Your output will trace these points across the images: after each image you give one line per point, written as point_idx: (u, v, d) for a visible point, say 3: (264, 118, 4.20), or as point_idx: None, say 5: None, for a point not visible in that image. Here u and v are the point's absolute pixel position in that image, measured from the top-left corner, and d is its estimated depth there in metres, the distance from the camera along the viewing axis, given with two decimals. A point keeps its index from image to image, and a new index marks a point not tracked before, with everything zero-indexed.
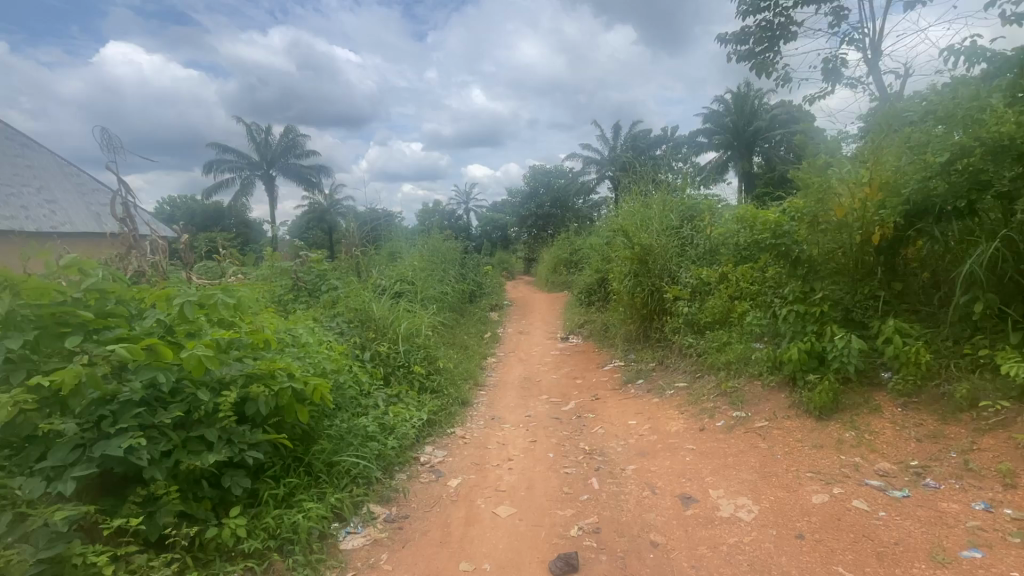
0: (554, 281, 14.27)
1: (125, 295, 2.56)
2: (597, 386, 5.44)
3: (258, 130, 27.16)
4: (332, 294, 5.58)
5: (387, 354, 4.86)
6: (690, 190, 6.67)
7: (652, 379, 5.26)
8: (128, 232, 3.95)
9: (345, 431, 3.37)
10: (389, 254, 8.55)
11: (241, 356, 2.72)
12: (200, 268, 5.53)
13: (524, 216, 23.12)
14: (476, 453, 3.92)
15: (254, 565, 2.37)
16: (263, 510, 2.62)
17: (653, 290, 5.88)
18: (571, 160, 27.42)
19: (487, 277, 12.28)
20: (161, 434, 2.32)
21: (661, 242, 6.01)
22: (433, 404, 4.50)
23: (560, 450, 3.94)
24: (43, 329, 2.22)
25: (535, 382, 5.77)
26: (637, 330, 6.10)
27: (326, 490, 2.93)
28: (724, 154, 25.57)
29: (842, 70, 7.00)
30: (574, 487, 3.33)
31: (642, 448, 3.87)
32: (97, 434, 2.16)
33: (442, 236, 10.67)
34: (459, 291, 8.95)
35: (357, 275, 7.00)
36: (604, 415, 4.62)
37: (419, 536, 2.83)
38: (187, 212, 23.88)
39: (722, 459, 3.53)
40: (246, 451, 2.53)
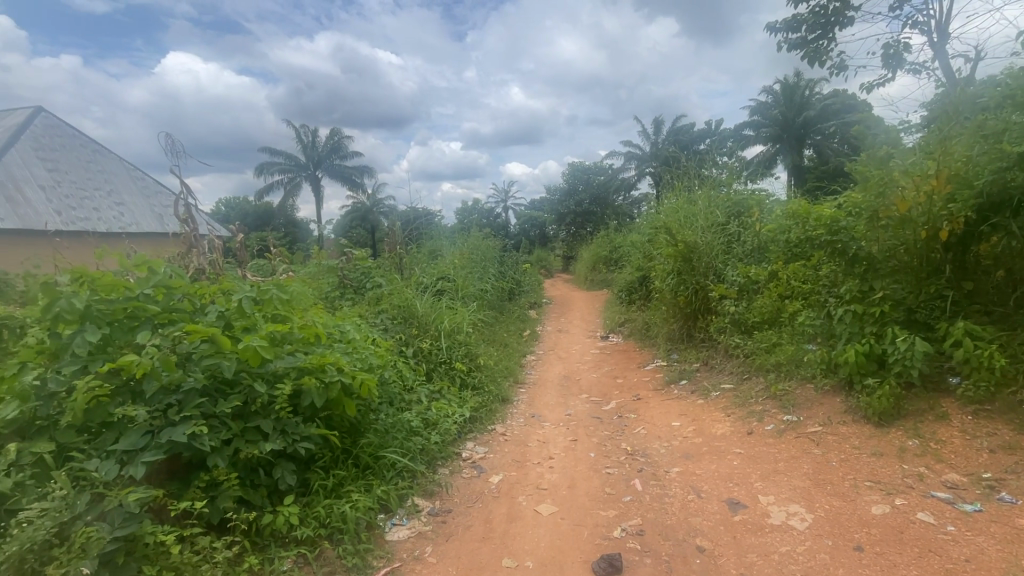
0: (594, 279, 14.11)
1: (189, 289, 2.68)
2: (639, 385, 5.34)
3: (305, 132, 28.16)
4: (376, 291, 5.72)
5: (429, 351, 4.95)
6: (737, 185, 6.45)
7: (696, 380, 5.13)
8: (189, 232, 4.15)
9: (390, 425, 3.44)
10: (430, 252, 8.70)
11: (294, 350, 2.81)
12: (253, 266, 5.78)
13: (563, 214, 22.98)
14: (517, 450, 3.93)
15: (306, 552, 2.47)
16: (315, 499, 2.72)
17: (697, 288, 5.72)
18: (611, 156, 27.02)
19: (526, 275, 12.27)
20: (222, 423, 2.44)
21: (706, 239, 5.83)
22: (475, 400, 4.55)
23: (601, 450, 3.90)
24: (115, 323, 2.37)
25: (575, 381, 5.73)
26: (680, 329, 5.95)
27: (373, 482, 3.01)
28: (772, 147, 24.56)
29: (904, 56, 6.58)
30: (616, 488, 3.29)
31: (687, 451, 3.78)
32: (164, 422, 2.30)
33: (482, 233, 10.76)
34: (498, 289, 8.98)
35: (399, 272, 7.14)
36: (646, 415, 4.54)
37: (463, 530, 2.87)
38: (240, 212, 25.07)
39: (772, 464, 3.40)
40: (299, 442, 2.63)
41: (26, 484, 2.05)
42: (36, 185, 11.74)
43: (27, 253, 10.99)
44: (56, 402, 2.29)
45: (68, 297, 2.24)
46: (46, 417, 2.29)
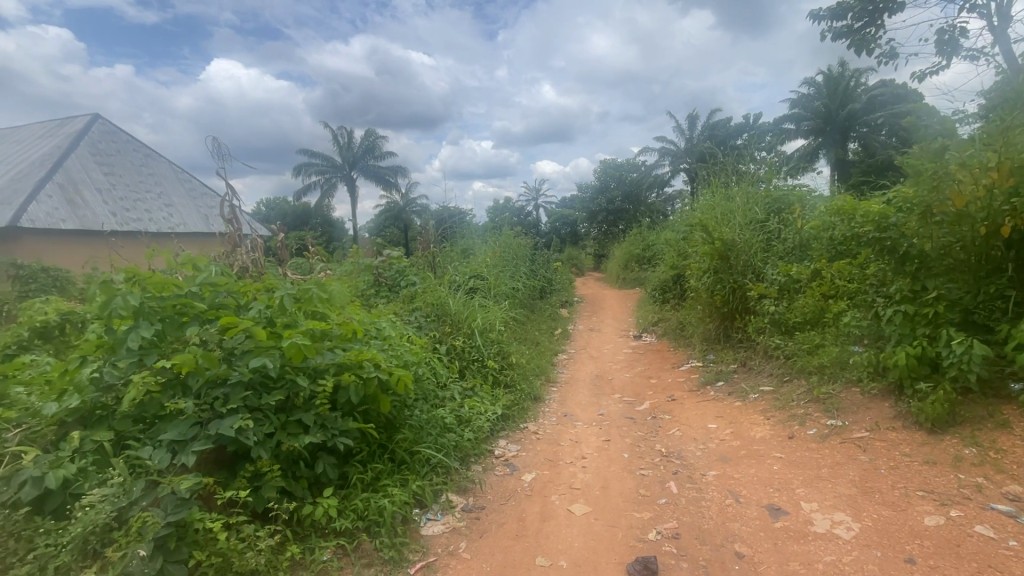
0: (626, 278, 13.92)
1: (234, 287, 2.78)
2: (673, 386, 5.24)
3: (341, 134, 28.86)
4: (410, 289, 5.80)
5: (462, 349, 5.00)
6: (777, 180, 6.23)
7: (733, 381, 4.99)
8: (234, 231, 4.33)
9: (425, 422, 3.49)
10: (462, 250, 8.78)
11: (333, 346, 2.89)
12: (292, 265, 5.97)
13: (595, 212, 22.77)
14: (550, 449, 3.93)
15: (344, 544, 2.53)
16: (353, 492, 2.78)
17: (735, 287, 5.56)
18: (644, 152, 26.57)
19: (557, 274, 12.21)
20: (265, 416, 2.53)
21: (744, 236, 5.65)
22: (507, 398, 4.57)
23: (635, 451, 3.85)
24: (166, 320, 2.47)
25: (607, 380, 5.67)
26: (717, 329, 5.81)
27: (408, 477, 3.06)
28: (814, 141, 23.63)
29: (961, 41, 6.21)
30: (651, 490, 3.24)
31: (724, 454, 3.68)
32: (212, 414, 2.40)
33: (513, 232, 10.79)
34: (530, 287, 8.98)
35: (432, 271, 7.23)
36: (681, 417, 4.45)
37: (496, 528, 2.88)
38: (279, 212, 25.93)
39: (816, 470, 3.28)
40: (338, 436, 2.70)
41: (87, 470, 2.18)
42: (94, 188, 12.45)
43: (87, 253, 11.68)
44: (114, 393, 2.43)
45: (124, 295, 2.36)
46: (105, 407, 2.42)
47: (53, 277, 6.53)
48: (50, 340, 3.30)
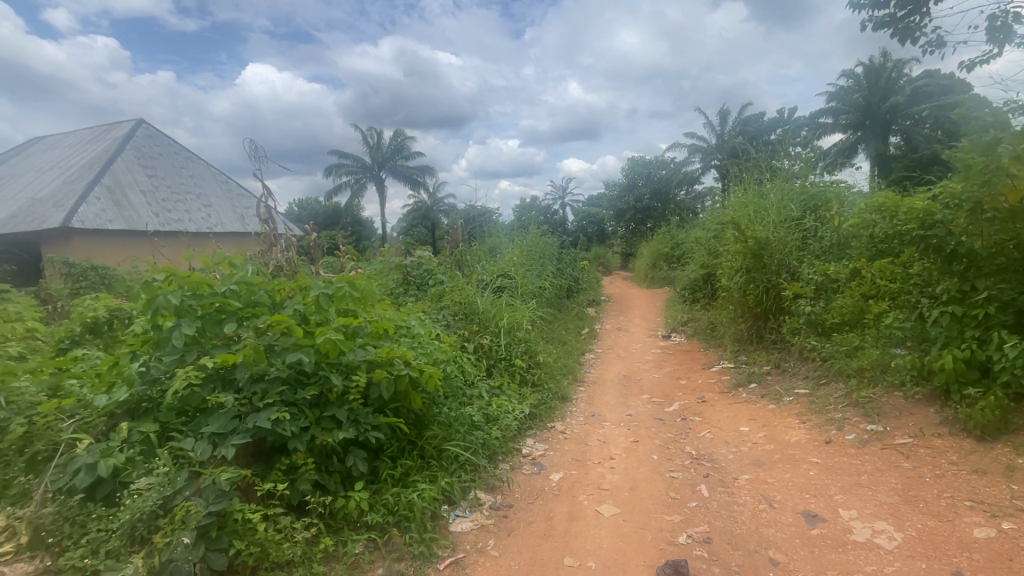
0: (654, 277, 13.70)
1: (270, 285, 2.85)
2: (704, 387, 5.14)
3: (370, 134, 29.34)
4: (438, 288, 5.85)
5: (490, 348, 5.02)
6: (814, 176, 5.93)
7: (767, 383, 4.86)
8: (269, 231, 4.46)
9: (454, 419, 3.52)
10: (489, 249, 8.81)
11: (365, 343, 2.94)
12: (324, 263, 6.11)
13: (622, 210, 22.51)
14: (577, 449, 3.91)
15: (376, 537, 2.58)
16: (383, 487, 2.83)
17: (769, 287, 5.41)
18: (673, 149, 26.08)
19: (584, 273, 12.12)
20: (300, 410, 2.60)
21: (779, 235, 5.49)
22: (535, 397, 4.57)
23: (665, 453, 3.80)
24: (206, 316, 2.56)
25: (635, 381, 5.60)
26: (749, 330, 5.67)
27: (437, 473, 3.09)
28: (852, 135, 22.75)
29: (1015, 27, 5.86)
30: (681, 493, 3.19)
31: (757, 458, 3.59)
32: (250, 408, 2.48)
33: (540, 230, 10.77)
34: (557, 286, 8.94)
35: (459, 270, 7.28)
36: (711, 419, 4.36)
37: (524, 526, 2.89)
38: (311, 212, 26.57)
39: (855, 476, 3.17)
40: (369, 431, 2.76)
41: (134, 459, 2.28)
42: (139, 190, 13.01)
43: (131, 252, 12.22)
44: (159, 386, 2.53)
45: (168, 293, 2.46)
46: (150, 400, 2.53)
47: (102, 275, 6.87)
48: (100, 335, 3.47)
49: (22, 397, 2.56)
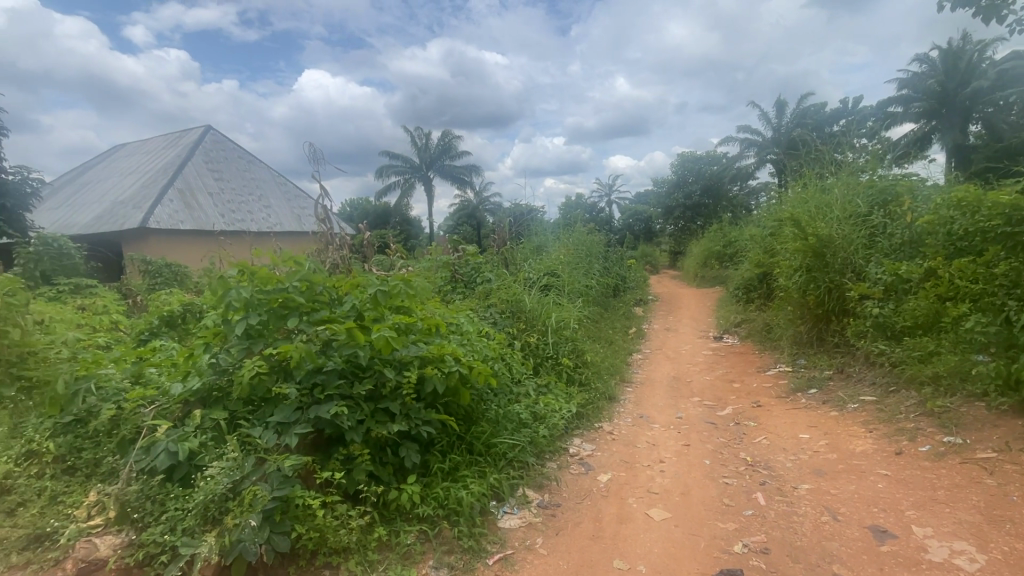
0: (705, 276, 13.26)
1: (329, 282, 2.95)
2: (759, 391, 4.93)
3: (419, 135, 29.98)
4: (485, 286, 5.90)
5: (537, 346, 5.03)
6: (882, 170, 5.58)
7: (829, 389, 4.60)
8: (326, 230, 4.64)
9: (502, 416, 3.55)
10: (535, 247, 8.81)
11: (417, 340, 3.01)
12: (376, 261, 6.29)
13: (671, 207, 21.90)
14: (625, 450, 3.84)
15: (426, 529, 2.64)
16: (434, 480, 2.89)
17: (831, 287, 5.11)
18: (725, 144, 25.12)
19: (631, 272, 11.89)
20: (356, 404, 2.69)
21: (843, 232, 5.18)
22: (582, 397, 4.53)
23: (718, 458, 3.67)
24: (271, 311, 2.69)
25: (686, 383, 5.44)
26: (810, 332, 5.39)
27: (486, 469, 3.12)
28: (926, 125, 21.16)
29: None
30: (735, 500, 3.07)
31: (819, 467, 3.40)
32: (311, 400, 2.60)
33: (586, 228, 10.66)
34: (603, 285, 8.82)
35: (506, 268, 7.32)
36: (767, 424, 4.18)
37: (572, 526, 2.87)
38: (362, 212, 27.46)
39: (930, 491, 2.95)
40: (421, 426, 2.83)
41: (207, 444, 2.43)
42: (206, 192, 13.88)
43: (200, 250, 13.05)
44: (228, 376, 2.69)
45: (239, 288, 2.61)
46: (220, 389, 2.69)
47: (174, 271, 7.37)
48: (174, 327, 3.74)
49: (109, 383, 2.79)
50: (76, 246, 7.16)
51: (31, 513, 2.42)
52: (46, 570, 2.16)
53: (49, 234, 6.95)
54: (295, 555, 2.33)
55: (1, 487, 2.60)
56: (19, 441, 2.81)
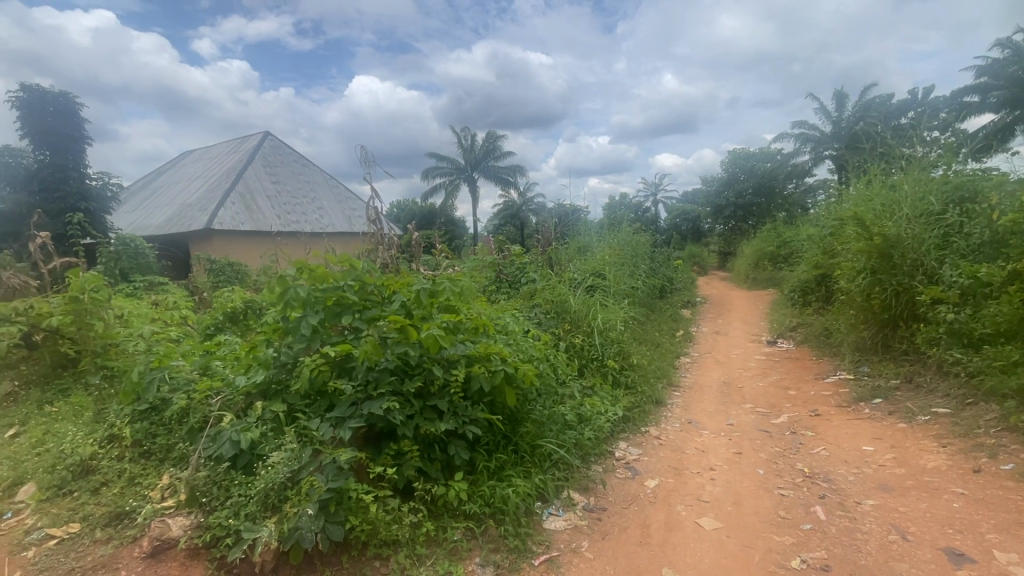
0: (756, 278, 12.71)
1: (380, 281, 3.03)
2: (817, 400, 4.68)
3: (464, 137, 30.37)
4: (531, 286, 5.91)
5: (582, 347, 4.99)
6: (957, 164, 5.09)
7: (896, 400, 4.30)
8: (377, 231, 4.77)
9: (547, 416, 3.54)
10: (581, 247, 8.73)
11: (464, 339, 3.04)
12: (423, 261, 6.42)
13: (721, 206, 21.17)
14: (673, 456, 3.74)
15: (473, 526, 2.67)
16: (480, 478, 2.91)
17: (899, 291, 4.79)
18: (779, 140, 24.01)
19: (678, 273, 11.57)
20: (406, 400, 2.76)
21: (913, 231, 4.84)
22: (628, 400, 4.45)
23: (772, 467, 3.52)
24: (326, 308, 2.79)
25: (737, 388, 5.24)
26: (874, 338, 5.07)
27: (532, 469, 3.13)
28: (1008, 115, 19.47)
29: None
30: (792, 513, 2.93)
31: (885, 482, 3.19)
32: (364, 395, 2.68)
33: (632, 228, 10.48)
34: (649, 286, 8.64)
35: (551, 268, 7.30)
36: (826, 434, 3.97)
37: (619, 531, 2.83)
38: (409, 213, 28.07)
39: (1014, 514, 2.70)
40: (468, 424, 2.86)
41: (267, 435, 2.55)
42: (264, 195, 14.63)
43: (258, 249, 13.74)
44: (288, 370, 2.81)
45: (298, 286, 2.73)
46: (280, 382, 2.81)
47: (236, 270, 7.80)
48: (237, 322, 3.96)
49: (180, 374, 2.99)
50: (150, 245, 7.71)
51: (114, 492, 2.62)
52: (125, 546, 2.34)
53: (127, 234, 7.52)
54: (348, 545, 2.40)
55: (86, 467, 2.83)
56: (103, 425, 3.05)
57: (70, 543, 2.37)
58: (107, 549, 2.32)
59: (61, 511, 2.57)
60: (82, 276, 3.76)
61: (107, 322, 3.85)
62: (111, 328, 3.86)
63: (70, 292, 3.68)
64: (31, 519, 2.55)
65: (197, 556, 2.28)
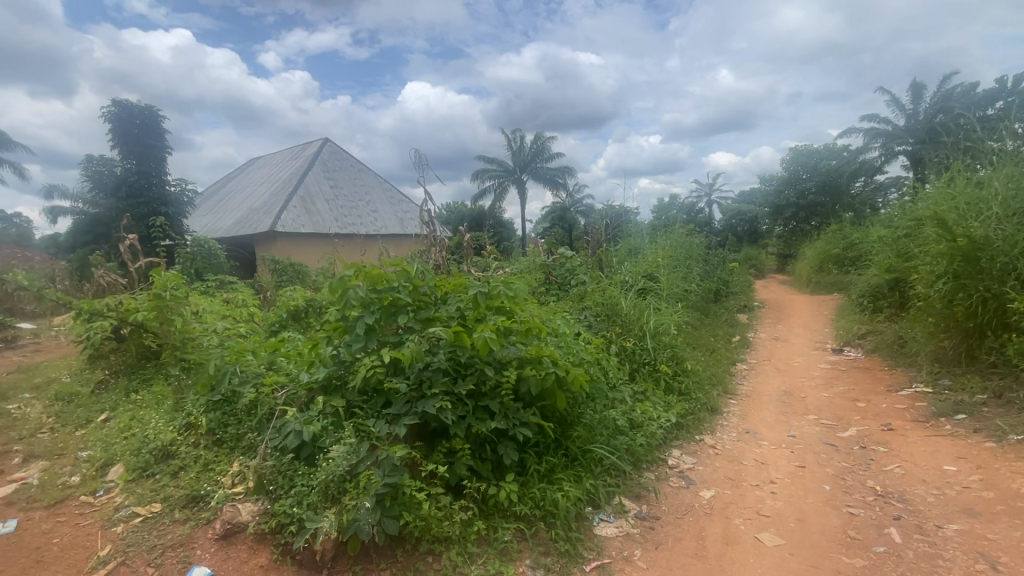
0: (820, 281, 11.98)
1: (433, 282, 3.10)
2: (890, 413, 4.35)
3: (513, 139, 30.53)
4: (581, 288, 5.89)
5: (634, 351, 4.88)
6: None
7: (982, 416, 3.94)
8: (429, 233, 4.86)
9: (598, 421, 3.49)
10: (632, 250, 8.56)
11: (516, 341, 3.05)
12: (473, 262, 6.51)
13: (781, 206, 20.16)
14: (730, 467, 3.59)
15: (523, 528, 2.68)
16: (530, 480, 2.91)
17: (987, 298, 4.38)
18: (846, 135, 22.52)
19: (734, 276, 11.11)
20: (459, 400, 2.79)
21: (1005, 232, 4.40)
22: (682, 406, 4.32)
23: (839, 484, 3.31)
24: (383, 309, 2.88)
25: (799, 398, 4.95)
26: (956, 348, 4.67)
27: (583, 474, 3.09)
28: None
29: None
30: (863, 533, 2.74)
31: (971, 506, 2.92)
32: (419, 394, 2.74)
33: (685, 229, 10.18)
34: (703, 290, 8.36)
35: (601, 270, 7.21)
36: (901, 451, 3.68)
37: (673, 541, 2.75)
38: (458, 215, 28.48)
39: None
40: (518, 426, 2.86)
41: (327, 428, 2.66)
42: (323, 199, 15.31)
43: (317, 249, 14.38)
44: (346, 367, 2.90)
45: (356, 287, 2.83)
46: (339, 379, 2.91)
47: (297, 271, 8.21)
48: (299, 320, 4.19)
49: (249, 368, 3.19)
50: (222, 247, 8.27)
51: (190, 476, 2.82)
52: (200, 527, 2.51)
53: (201, 236, 8.10)
54: (402, 540, 2.46)
55: (167, 452, 3.06)
56: (181, 414, 3.29)
57: (152, 521, 2.56)
58: (184, 528, 2.50)
59: (145, 491, 2.79)
60: (165, 274, 4.12)
61: (185, 317, 4.18)
62: (188, 323, 4.17)
63: (155, 290, 4.03)
64: (120, 497, 2.78)
65: (264, 541, 2.42)
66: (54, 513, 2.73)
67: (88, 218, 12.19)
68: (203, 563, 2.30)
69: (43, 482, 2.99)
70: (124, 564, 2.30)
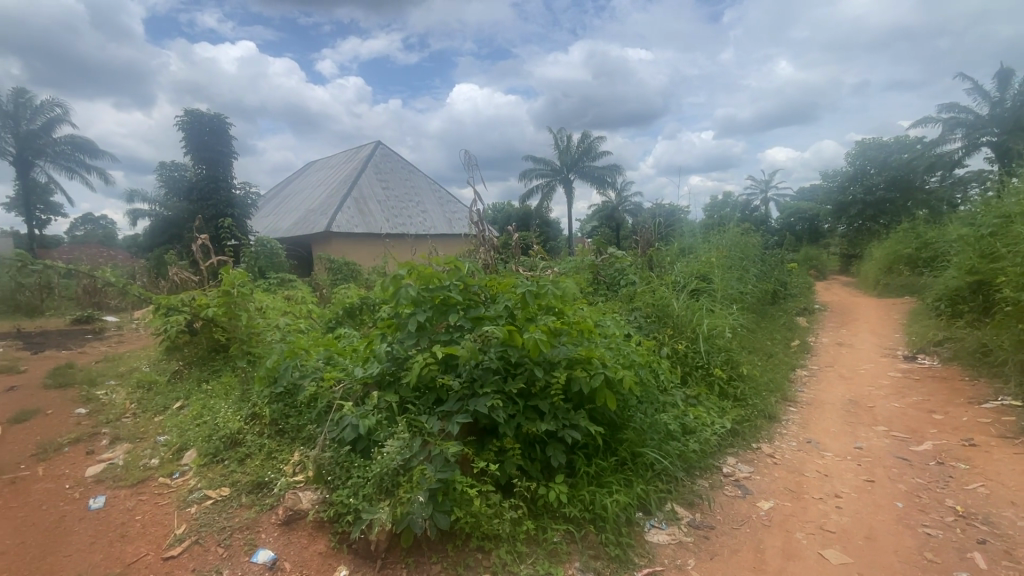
0: (888, 284, 11.21)
1: (483, 281, 3.13)
2: (972, 428, 4.00)
3: (561, 139, 30.36)
4: (630, 289, 5.79)
5: (686, 354, 4.73)
6: None
7: None
8: (478, 232, 4.90)
9: (649, 424, 3.41)
10: (684, 249, 8.31)
11: (566, 341, 3.01)
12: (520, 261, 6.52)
13: (845, 204, 19.01)
14: (790, 478, 3.42)
15: (574, 530, 2.65)
16: (580, 482, 2.88)
17: None
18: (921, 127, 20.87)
19: (793, 277, 10.56)
20: (510, 399, 2.81)
21: None
22: (737, 413, 4.16)
23: (914, 502, 3.07)
24: (435, 307, 2.93)
25: (867, 408, 4.64)
26: None
27: (633, 478, 3.03)
28: None
29: None
30: (941, 556, 2.54)
31: None
32: (470, 392, 2.77)
33: (741, 228, 9.79)
34: (760, 292, 8.01)
35: (651, 270, 7.05)
36: (986, 469, 3.38)
37: (729, 553, 2.65)
38: (505, 215, 28.62)
39: None
40: (568, 428, 2.84)
41: (382, 422, 2.73)
42: (376, 200, 15.83)
43: (370, 249, 14.90)
44: (399, 364, 2.97)
45: (409, 286, 2.88)
46: (392, 374, 2.98)
47: (351, 270, 8.51)
48: (354, 317, 4.34)
49: (308, 363, 3.32)
50: (282, 247, 8.71)
51: (256, 463, 2.99)
52: (264, 512, 2.65)
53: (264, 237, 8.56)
54: (453, 535, 2.49)
55: (234, 439, 3.24)
56: (247, 404, 3.49)
57: (222, 504, 2.73)
58: (251, 512, 2.64)
59: (215, 476, 2.98)
60: (232, 273, 4.37)
61: (250, 313, 4.43)
62: (253, 319, 4.42)
63: (223, 287, 4.29)
64: (193, 480, 2.98)
65: (322, 528, 2.53)
66: (136, 492, 2.96)
67: (163, 220, 13.14)
68: (267, 547, 2.42)
69: (127, 463, 3.25)
70: (198, 543, 2.46)
